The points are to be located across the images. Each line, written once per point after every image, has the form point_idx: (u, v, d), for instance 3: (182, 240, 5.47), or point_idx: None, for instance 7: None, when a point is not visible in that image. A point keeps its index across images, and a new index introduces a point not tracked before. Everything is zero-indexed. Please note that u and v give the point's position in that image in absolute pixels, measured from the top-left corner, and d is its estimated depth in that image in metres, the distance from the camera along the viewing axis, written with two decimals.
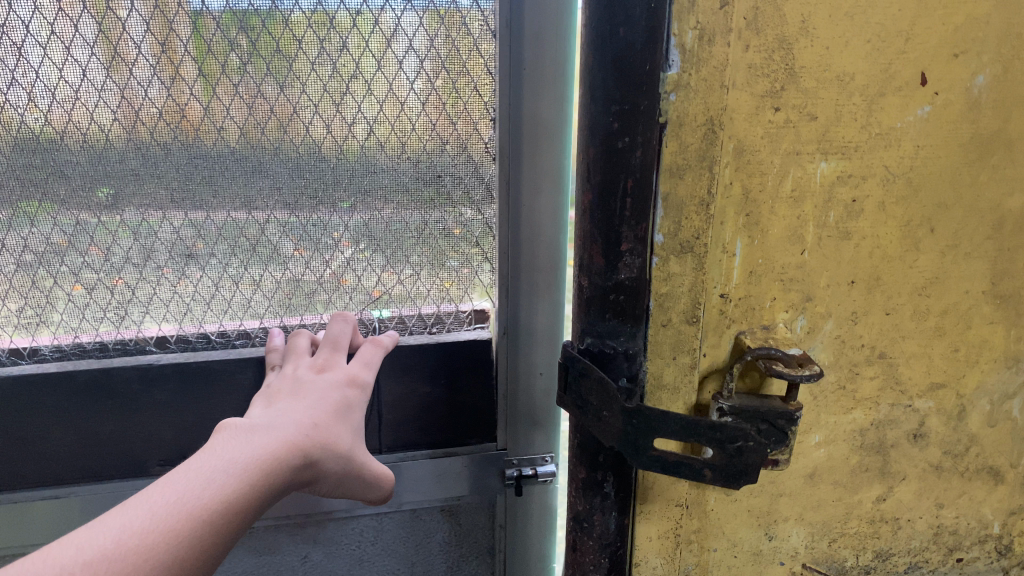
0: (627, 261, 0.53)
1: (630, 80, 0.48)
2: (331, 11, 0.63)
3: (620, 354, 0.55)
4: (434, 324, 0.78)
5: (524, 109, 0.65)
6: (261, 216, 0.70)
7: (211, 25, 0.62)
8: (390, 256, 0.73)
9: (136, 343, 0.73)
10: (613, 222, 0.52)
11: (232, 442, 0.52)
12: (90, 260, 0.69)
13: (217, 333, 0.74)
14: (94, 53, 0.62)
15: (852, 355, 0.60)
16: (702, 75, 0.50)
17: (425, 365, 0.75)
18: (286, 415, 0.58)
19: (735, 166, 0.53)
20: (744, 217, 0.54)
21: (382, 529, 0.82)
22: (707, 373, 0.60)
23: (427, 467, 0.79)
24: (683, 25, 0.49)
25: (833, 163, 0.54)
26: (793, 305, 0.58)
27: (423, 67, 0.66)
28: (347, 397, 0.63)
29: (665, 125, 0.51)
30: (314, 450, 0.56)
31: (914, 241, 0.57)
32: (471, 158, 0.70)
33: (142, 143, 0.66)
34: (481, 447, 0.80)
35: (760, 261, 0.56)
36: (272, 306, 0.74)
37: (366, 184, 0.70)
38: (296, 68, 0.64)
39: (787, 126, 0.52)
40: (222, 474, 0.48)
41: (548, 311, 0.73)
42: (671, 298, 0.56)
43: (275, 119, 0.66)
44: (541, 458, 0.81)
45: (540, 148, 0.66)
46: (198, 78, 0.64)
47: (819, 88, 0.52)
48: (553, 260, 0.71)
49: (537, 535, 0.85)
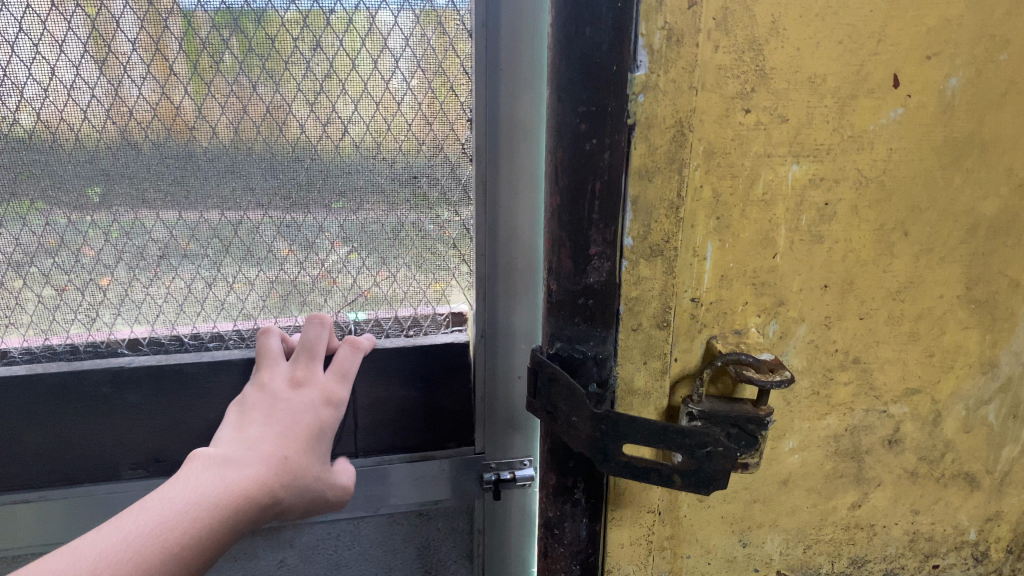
0: (596, 264, 0.52)
1: (598, 81, 0.48)
2: (305, 10, 0.62)
3: (588, 359, 0.54)
4: (411, 327, 0.76)
5: (500, 110, 0.64)
6: (233, 217, 0.68)
7: (205, 26, 0.62)
8: (377, 259, 0.72)
9: (107, 345, 0.72)
10: (581, 224, 0.51)
11: (204, 475, 0.50)
12: (60, 261, 0.68)
13: (190, 335, 0.73)
14: (86, 49, 0.61)
15: (825, 360, 0.59)
16: (671, 76, 0.49)
17: (400, 368, 0.74)
18: (261, 444, 0.55)
19: (705, 168, 0.52)
20: (714, 220, 0.54)
21: (359, 534, 0.81)
22: (678, 377, 0.59)
23: (405, 471, 0.78)
24: (650, 26, 0.48)
25: (804, 165, 0.53)
26: (765, 310, 0.57)
27: (400, 67, 0.65)
28: (321, 417, 0.60)
29: (634, 126, 0.50)
30: (286, 486, 0.54)
31: (887, 245, 0.56)
32: (447, 158, 0.69)
33: (113, 144, 0.65)
34: (458, 451, 0.79)
35: (731, 265, 0.55)
36: (246, 308, 0.73)
37: (341, 186, 0.69)
38: (270, 67, 0.64)
39: (758, 128, 0.52)
40: (196, 505, 0.47)
41: (527, 314, 0.72)
42: (641, 302, 0.55)
43: (249, 120, 0.65)
44: (520, 461, 0.80)
45: (516, 149, 0.65)
46: (188, 78, 0.63)
47: (790, 89, 0.51)
48: (530, 262, 0.70)
49: (516, 537, 0.84)
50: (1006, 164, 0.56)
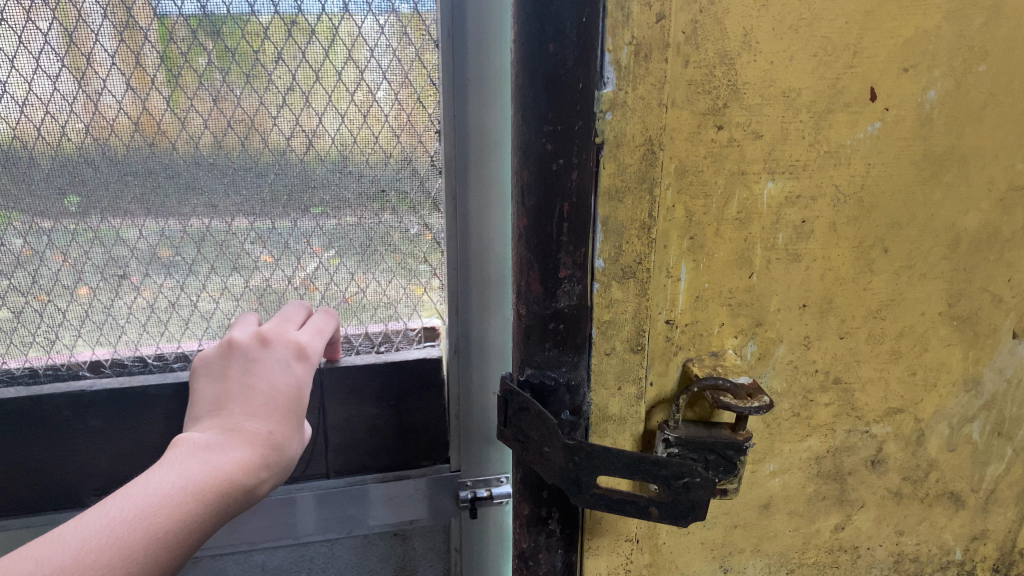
0: (566, 288, 0.50)
1: (564, 100, 0.46)
2: (269, 19, 0.58)
3: (561, 386, 0.52)
4: (382, 343, 0.72)
5: (468, 120, 0.61)
6: (197, 228, 0.64)
7: (179, 30, 0.57)
8: (358, 263, 0.68)
9: (68, 367, 0.67)
10: (549, 247, 0.49)
11: (190, 460, 0.48)
12: (16, 282, 0.63)
13: (154, 355, 0.68)
14: (41, 62, 0.57)
15: (805, 381, 0.58)
16: (639, 93, 0.47)
17: (371, 386, 0.71)
18: (245, 425, 0.52)
19: (677, 187, 0.50)
20: (688, 240, 0.52)
21: (333, 555, 0.77)
22: (655, 402, 0.56)
23: (381, 492, 0.74)
24: (617, 41, 0.46)
25: (780, 182, 0.51)
26: (742, 331, 0.55)
27: (367, 77, 0.61)
28: (302, 381, 0.57)
29: (603, 146, 0.48)
30: (273, 466, 0.52)
31: (867, 262, 0.55)
32: (416, 172, 0.65)
33: (69, 159, 0.60)
34: (433, 468, 0.75)
35: (706, 285, 0.53)
36: (210, 328, 0.68)
37: (307, 201, 0.64)
38: (231, 78, 0.59)
39: (731, 145, 0.50)
40: (183, 489, 0.46)
41: (501, 330, 0.68)
42: (615, 325, 0.53)
43: (209, 134, 0.61)
44: (496, 479, 0.74)
45: (485, 162, 0.62)
46: (156, 88, 0.59)
47: (763, 104, 0.49)
48: (502, 277, 0.66)
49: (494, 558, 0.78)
50: (988, 176, 0.54)
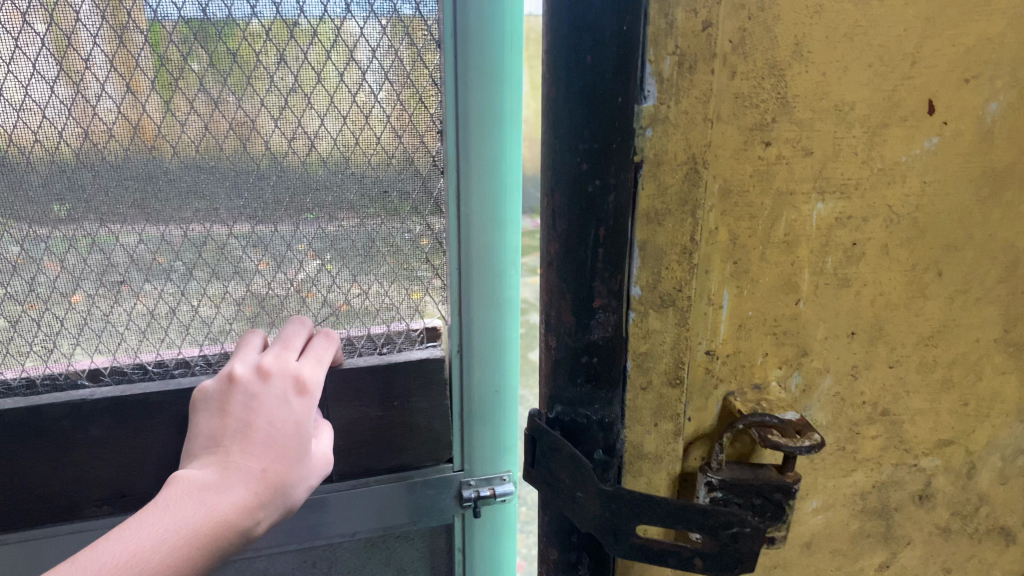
0: (601, 318, 0.46)
1: (603, 116, 0.42)
2: (267, 21, 0.56)
3: (594, 424, 0.48)
4: (385, 344, 0.69)
5: (468, 115, 0.59)
6: (197, 232, 0.62)
7: (168, 38, 0.55)
8: (355, 270, 0.66)
9: (67, 377, 0.64)
10: (583, 275, 0.45)
11: (184, 501, 0.48)
12: (13, 291, 0.60)
13: (153, 363, 0.65)
14: (37, 69, 0.55)
15: (851, 414, 0.54)
16: (683, 107, 0.43)
17: (372, 388, 0.67)
18: (244, 463, 0.50)
19: (720, 209, 0.46)
20: (731, 264, 0.48)
21: (336, 557, 0.76)
22: (693, 439, 0.52)
23: (380, 498, 0.72)
24: (659, 50, 0.42)
25: (830, 203, 0.48)
26: (787, 361, 0.51)
27: (368, 79, 0.59)
28: (304, 417, 0.54)
29: (642, 164, 0.44)
30: (273, 503, 0.50)
31: (919, 287, 0.51)
32: (418, 172, 0.64)
33: (68, 164, 0.58)
34: (435, 469, 0.73)
35: (750, 313, 0.49)
36: (212, 330, 0.66)
37: (311, 202, 0.63)
38: (232, 83, 0.57)
39: (780, 163, 0.46)
40: (173, 534, 0.46)
41: (503, 321, 0.67)
42: (651, 357, 0.48)
43: (211, 136, 0.59)
44: (499, 477, 0.75)
45: (487, 155, 0.61)
46: (152, 91, 0.56)
47: (814, 119, 0.45)
48: (504, 269, 0.65)
49: (494, 553, 0.79)
50: None
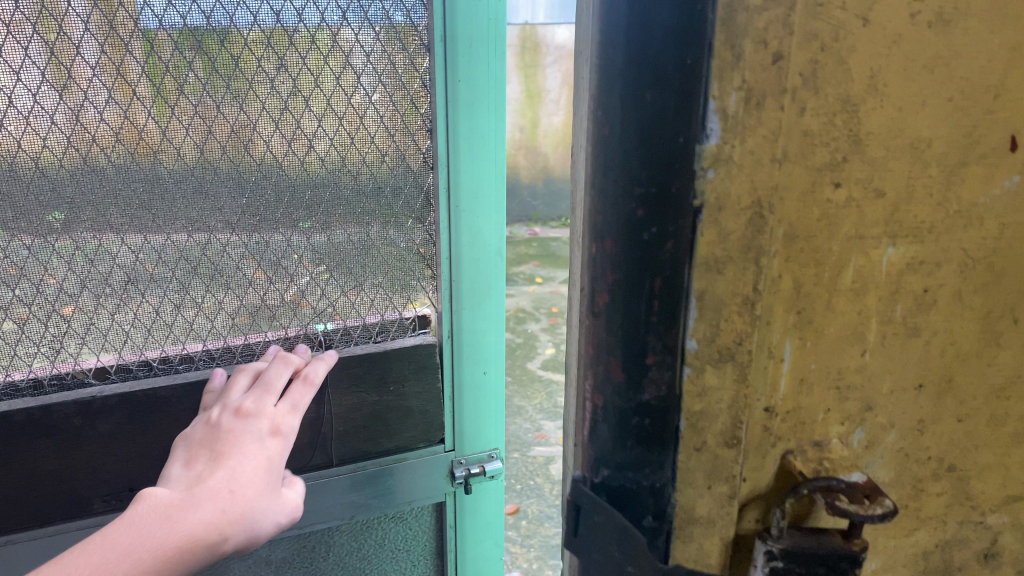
0: (654, 375, 0.43)
1: (664, 161, 0.39)
2: (267, 28, 0.64)
3: (644, 488, 0.46)
4: (379, 332, 0.78)
5: (458, 109, 0.71)
6: (202, 238, 0.69)
7: (166, 44, 0.62)
8: (346, 279, 0.75)
9: (74, 376, 0.69)
10: (636, 329, 0.43)
11: (154, 521, 0.51)
12: (21, 293, 0.65)
13: (157, 358, 0.71)
14: (44, 76, 0.60)
15: (915, 470, 0.50)
16: (749, 146, 0.38)
17: (370, 375, 0.76)
18: (212, 491, 0.54)
19: (785, 255, 0.42)
20: (794, 314, 0.44)
21: (333, 542, 0.86)
22: (747, 501, 0.47)
23: (385, 482, 0.82)
24: (724, 85, 0.37)
25: (902, 248, 0.44)
26: (850, 417, 0.47)
27: (363, 82, 0.68)
28: (275, 455, 0.60)
29: (702, 210, 0.39)
30: (238, 527, 0.54)
31: (994, 336, 0.47)
32: (410, 167, 0.74)
33: (78, 165, 0.63)
34: (430, 450, 0.84)
35: (812, 367, 0.45)
36: (215, 327, 0.72)
37: (311, 200, 0.71)
38: (233, 86, 0.65)
39: (850, 206, 0.42)
40: (143, 550, 0.49)
41: (490, 292, 0.80)
42: (707, 417, 0.43)
43: (216, 136, 0.66)
44: (488, 454, 0.88)
45: (473, 147, 0.73)
46: (150, 98, 0.63)
47: (888, 157, 0.41)
48: (492, 247, 0.78)
49: (481, 525, 0.91)
50: None
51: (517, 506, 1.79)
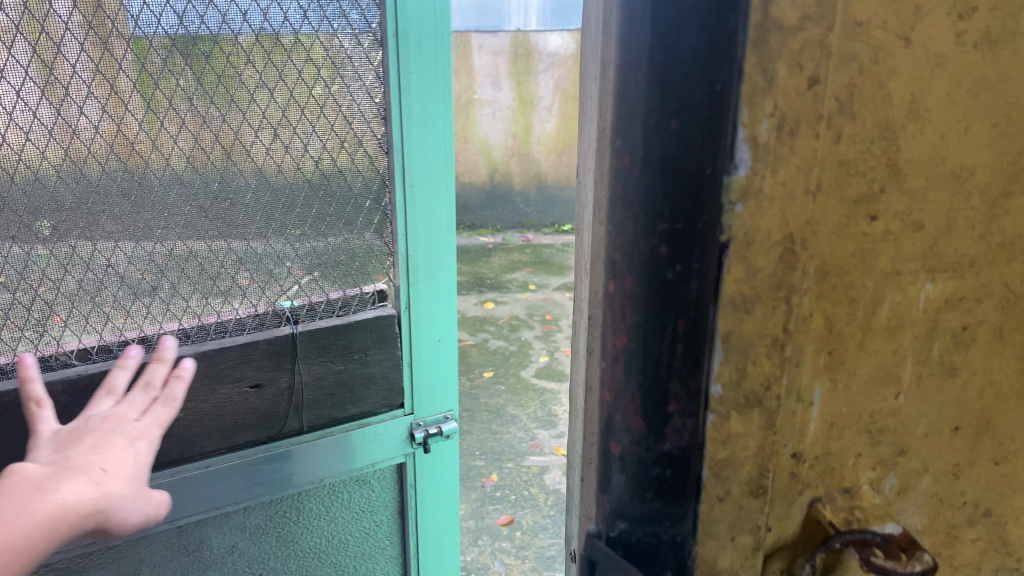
0: (676, 424, 0.39)
1: (689, 194, 0.35)
2: (242, 30, 0.65)
3: (664, 543, 0.42)
4: (342, 306, 0.78)
5: (410, 85, 0.72)
6: (180, 248, 0.68)
7: (154, 56, 0.62)
8: (336, 281, 0.77)
9: (56, 358, 0.65)
10: (658, 375, 0.39)
11: (24, 493, 0.45)
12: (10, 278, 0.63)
13: (137, 339, 0.68)
14: (29, 75, 0.59)
15: (950, 516, 0.47)
16: (780, 178, 0.35)
17: (335, 345, 0.76)
18: (83, 465, 0.49)
19: (817, 292, 0.39)
20: (826, 355, 0.41)
21: (302, 507, 0.81)
22: (772, 550, 0.44)
23: (345, 443, 0.79)
24: (755, 112, 0.34)
25: (940, 283, 0.41)
26: (882, 462, 0.44)
27: (352, 83, 0.71)
28: (146, 452, 0.54)
29: (728, 245, 0.36)
30: (106, 511, 0.49)
31: None
32: (367, 154, 0.74)
33: (76, 175, 0.63)
34: (390, 415, 0.82)
35: (843, 411, 0.42)
36: (190, 305, 0.70)
37: (286, 204, 0.71)
38: (223, 98, 0.66)
39: (886, 239, 0.39)
40: (24, 521, 0.44)
41: (445, 269, 0.80)
42: (731, 465, 0.40)
43: (219, 146, 0.67)
44: (444, 416, 0.85)
45: (424, 123, 0.74)
46: (135, 100, 0.63)
47: (928, 188, 0.39)
48: (443, 219, 0.78)
49: (438, 488, 0.88)
50: None
51: (511, 516, 1.74)
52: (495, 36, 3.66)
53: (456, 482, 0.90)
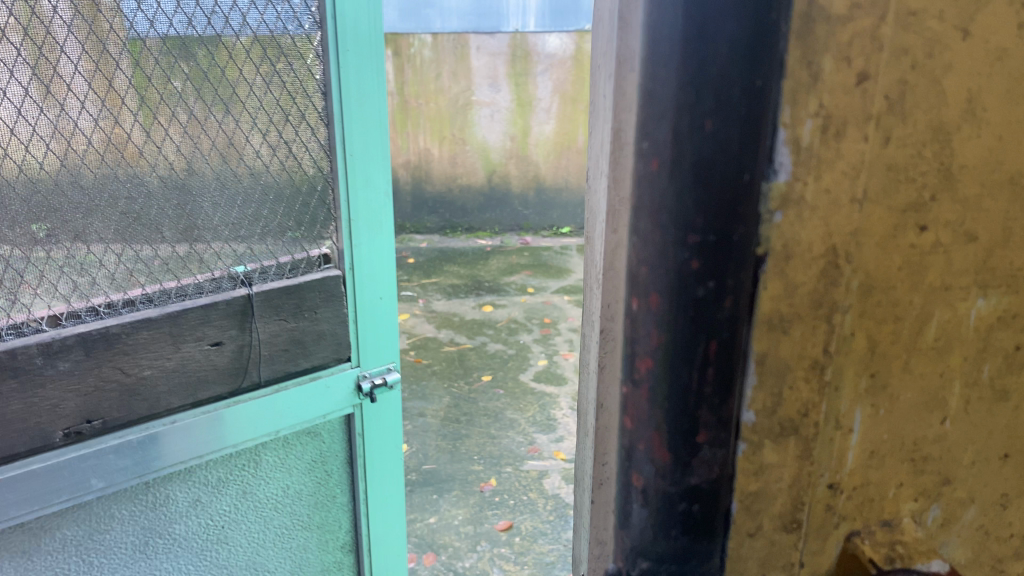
0: (705, 454, 0.35)
1: (727, 202, 0.31)
2: (248, 39, 0.71)
3: None
4: (291, 268, 0.81)
5: (348, 60, 0.77)
6: (161, 250, 0.72)
7: (149, 53, 0.67)
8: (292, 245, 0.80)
9: (29, 325, 0.66)
10: (686, 403, 0.34)
11: None
12: None
13: (103, 304, 0.69)
14: (29, 93, 0.61)
15: (995, 549, 0.43)
16: (824, 184, 0.33)
17: (287, 305, 0.79)
18: None
19: (859, 309, 0.36)
20: (867, 377, 0.37)
21: (260, 460, 0.85)
22: None
23: (299, 394, 0.83)
24: (798, 110, 0.31)
25: (993, 299, 0.37)
26: (925, 492, 0.41)
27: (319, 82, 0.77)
28: None
29: (765, 259, 0.33)
30: None
31: None
32: (309, 126, 0.77)
33: (72, 171, 0.65)
34: (339, 367, 0.86)
35: (884, 437, 0.39)
36: (154, 270, 0.72)
37: (246, 195, 0.76)
38: (217, 100, 0.71)
39: (936, 251, 0.35)
40: None
41: (385, 232, 0.86)
42: (763, 498, 0.38)
43: (216, 151, 0.73)
44: (388, 368, 0.90)
45: (362, 99, 0.80)
46: (135, 115, 0.67)
47: (983, 195, 0.35)
48: (380, 184, 0.83)
49: (383, 436, 0.93)
50: None
51: (510, 522, 1.70)
52: (492, 39, 3.62)
53: (399, 433, 0.95)
